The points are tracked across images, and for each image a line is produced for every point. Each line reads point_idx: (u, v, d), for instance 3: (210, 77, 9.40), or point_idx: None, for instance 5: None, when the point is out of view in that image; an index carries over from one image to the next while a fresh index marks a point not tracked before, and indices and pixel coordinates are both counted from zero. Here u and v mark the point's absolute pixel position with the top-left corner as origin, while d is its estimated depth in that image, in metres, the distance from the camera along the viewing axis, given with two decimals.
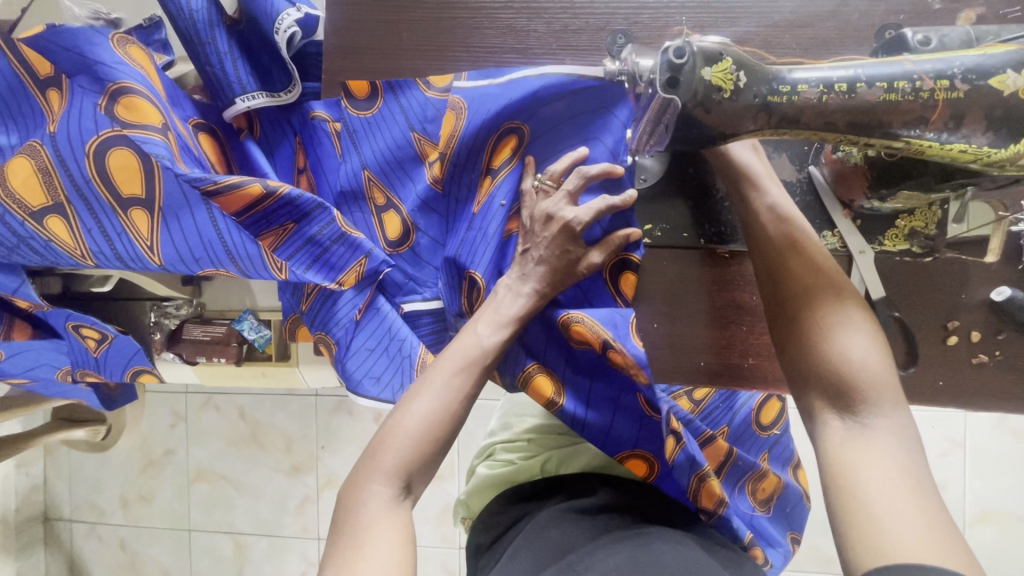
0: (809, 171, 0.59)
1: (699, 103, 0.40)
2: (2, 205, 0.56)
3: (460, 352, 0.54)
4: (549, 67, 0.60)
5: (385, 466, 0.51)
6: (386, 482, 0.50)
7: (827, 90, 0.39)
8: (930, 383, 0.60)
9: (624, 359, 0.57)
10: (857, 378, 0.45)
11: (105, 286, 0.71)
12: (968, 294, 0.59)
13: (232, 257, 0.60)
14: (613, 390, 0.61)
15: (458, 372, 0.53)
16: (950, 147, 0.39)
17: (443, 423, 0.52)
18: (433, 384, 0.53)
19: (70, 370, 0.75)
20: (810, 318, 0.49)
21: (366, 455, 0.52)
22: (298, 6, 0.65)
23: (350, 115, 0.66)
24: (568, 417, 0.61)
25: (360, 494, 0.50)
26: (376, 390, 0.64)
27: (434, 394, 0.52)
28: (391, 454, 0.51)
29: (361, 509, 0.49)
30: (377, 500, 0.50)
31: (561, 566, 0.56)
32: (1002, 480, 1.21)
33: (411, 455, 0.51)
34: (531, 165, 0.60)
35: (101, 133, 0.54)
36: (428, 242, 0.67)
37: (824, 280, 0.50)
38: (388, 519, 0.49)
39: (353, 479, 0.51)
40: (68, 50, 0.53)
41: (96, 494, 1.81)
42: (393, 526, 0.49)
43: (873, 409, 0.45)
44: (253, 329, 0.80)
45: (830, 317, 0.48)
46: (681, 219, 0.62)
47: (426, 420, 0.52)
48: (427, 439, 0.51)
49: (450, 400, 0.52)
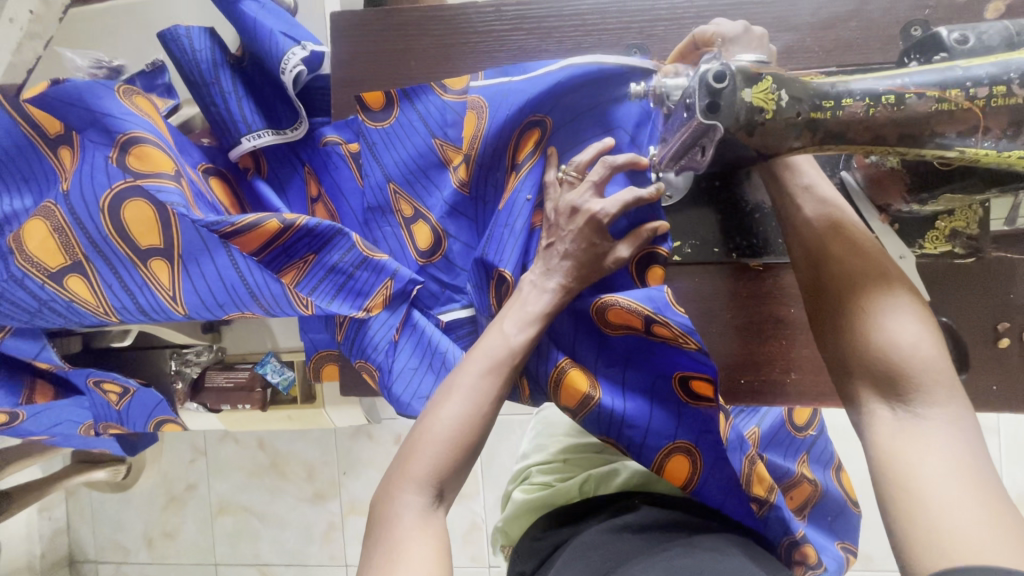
0: (840, 176, 0.58)
1: (742, 127, 0.38)
2: (20, 269, 0.53)
3: (487, 352, 0.53)
4: (574, 57, 0.57)
5: (417, 475, 0.49)
6: (419, 491, 0.48)
7: (874, 102, 0.38)
8: (984, 388, 0.57)
9: (671, 331, 0.54)
10: (910, 366, 0.40)
11: (126, 341, 0.70)
12: (1016, 294, 0.56)
13: (255, 296, 0.57)
14: (648, 377, 0.59)
15: (486, 373, 0.52)
16: (1008, 154, 0.37)
17: (476, 427, 0.50)
18: (463, 388, 0.51)
19: (93, 424, 0.74)
20: (853, 310, 0.44)
21: (397, 464, 0.50)
22: (303, 44, 0.64)
23: (366, 127, 0.63)
24: (606, 413, 0.58)
25: (391, 505, 0.48)
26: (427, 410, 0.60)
27: (465, 397, 0.51)
28: (422, 462, 0.49)
29: (394, 521, 0.47)
30: (409, 511, 0.47)
31: None
32: None
33: (443, 461, 0.49)
34: (554, 156, 0.58)
35: (115, 186, 0.51)
36: (460, 248, 0.64)
37: (861, 265, 0.45)
38: (419, 529, 0.47)
39: (382, 490, 0.49)
40: (72, 105, 0.51)
41: (121, 533, 1.80)
42: (425, 538, 0.46)
43: (930, 401, 0.40)
44: (276, 372, 0.76)
45: (876, 302, 0.43)
46: (710, 234, 0.60)
47: (458, 423, 0.50)
48: (458, 444, 0.49)
49: (481, 402, 0.51)
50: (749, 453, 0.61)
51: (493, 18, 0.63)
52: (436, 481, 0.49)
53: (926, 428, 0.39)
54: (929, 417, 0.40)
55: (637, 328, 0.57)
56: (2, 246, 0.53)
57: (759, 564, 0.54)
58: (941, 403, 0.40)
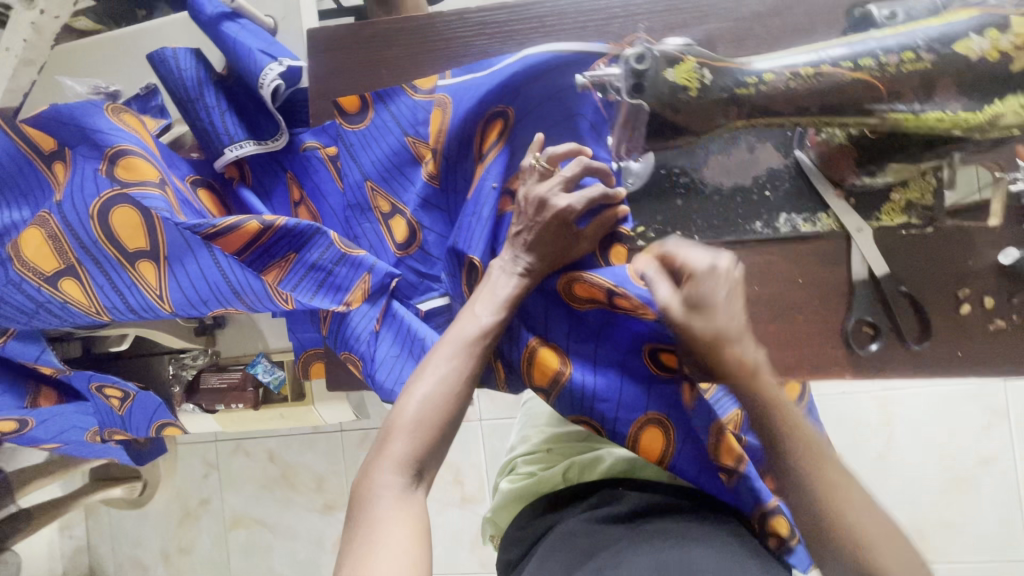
0: (795, 156, 0.60)
1: (666, 104, 0.40)
2: (19, 274, 0.57)
3: (461, 334, 0.56)
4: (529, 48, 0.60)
5: (394, 455, 0.51)
6: (397, 471, 0.50)
7: (793, 76, 0.40)
8: (949, 354, 0.57)
9: (631, 303, 0.57)
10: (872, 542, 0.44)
11: (122, 345, 0.73)
12: (974, 260, 0.57)
13: (238, 294, 0.60)
14: (619, 353, 0.61)
15: (455, 353, 0.55)
16: (925, 117, 0.39)
17: (448, 406, 0.53)
18: (437, 369, 0.54)
19: (99, 430, 0.78)
20: (811, 477, 0.48)
21: (374, 450, 0.52)
22: (280, 60, 0.67)
23: (344, 130, 0.68)
24: (578, 389, 0.60)
25: (369, 486, 0.49)
26: None
27: (438, 377, 0.54)
28: (398, 443, 0.51)
29: (373, 502, 0.48)
30: (386, 490, 0.49)
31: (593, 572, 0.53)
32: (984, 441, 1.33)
33: (418, 440, 0.52)
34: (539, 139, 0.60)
35: (104, 194, 0.55)
36: (435, 238, 0.67)
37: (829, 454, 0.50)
38: (398, 509, 0.48)
39: (360, 473, 0.51)
40: (67, 124, 0.55)
41: (139, 550, 1.84)
42: (402, 515, 0.48)
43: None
44: (268, 371, 0.78)
45: (834, 478, 0.47)
46: (672, 217, 0.62)
47: (432, 402, 0.53)
48: (432, 423, 0.52)
49: (453, 381, 0.54)
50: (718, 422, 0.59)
51: (457, 25, 0.66)
52: (413, 461, 0.51)
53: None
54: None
55: (602, 302, 0.60)
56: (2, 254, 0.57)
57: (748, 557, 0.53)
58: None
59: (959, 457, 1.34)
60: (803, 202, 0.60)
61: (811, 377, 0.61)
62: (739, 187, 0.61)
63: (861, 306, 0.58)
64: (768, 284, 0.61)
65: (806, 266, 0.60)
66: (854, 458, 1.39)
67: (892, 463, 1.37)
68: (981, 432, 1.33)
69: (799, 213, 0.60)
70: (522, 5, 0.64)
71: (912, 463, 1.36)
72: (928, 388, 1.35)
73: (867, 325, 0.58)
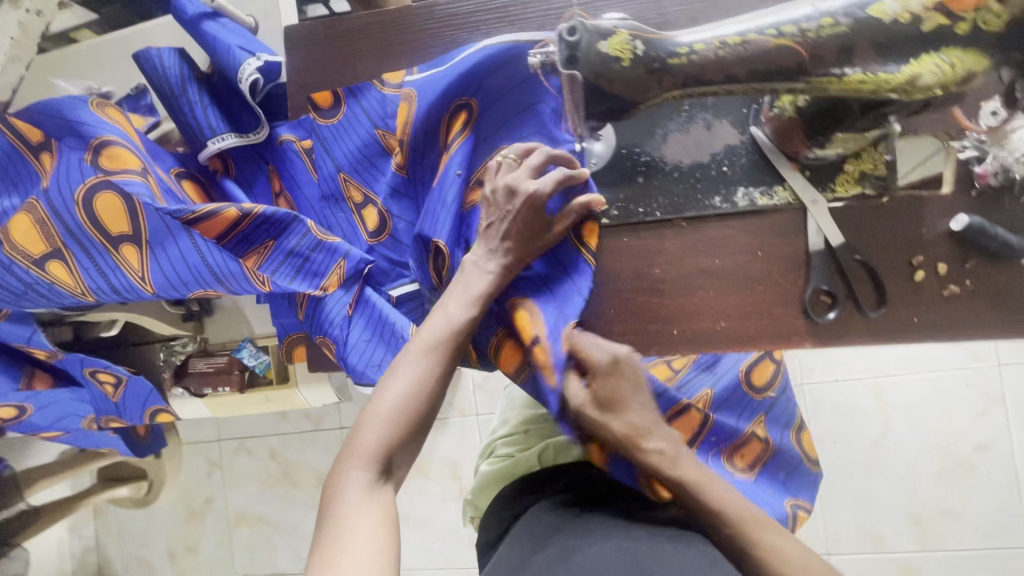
0: (751, 132, 0.62)
1: (598, 74, 0.42)
2: (8, 256, 0.60)
3: (431, 333, 0.58)
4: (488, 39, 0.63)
5: (363, 452, 0.53)
6: (366, 467, 0.53)
7: (722, 45, 0.42)
8: (905, 320, 0.59)
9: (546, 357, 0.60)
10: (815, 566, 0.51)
11: (112, 330, 0.79)
12: (927, 227, 0.58)
13: (218, 278, 0.63)
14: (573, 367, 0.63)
15: (427, 352, 0.57)
16: (848, 79, 0.41)
17: (418, 403, 0.56)
18: (408, 368, 0.56)
19: (95, 417, 0.81)
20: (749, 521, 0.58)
21: (345, 446, 0.55)
22: (258, 56, 0.70)
23: (319, 125, 0.71)
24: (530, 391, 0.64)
25: (339, 482, 0.52)
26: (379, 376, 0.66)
27: (409, 377, 0.56)
28: (367, 440, 0.54)
29: (343, 498, 0.51)
30: (355, 485, 0.52)
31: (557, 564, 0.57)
32: (982, 420, 1.31)
33: (388, 438, 0.54)
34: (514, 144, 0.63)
35: (87, 181, 0.58)
36: (404, 226, 0.70)
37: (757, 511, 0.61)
38: (366, 503, 0.51)
39: (331, 468, 0.53)
40: (54, 117, 0.58)
41: (147, 549, 1.87)
42: (370, 509, 0.51)
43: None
44: (253, 356, 0.81)
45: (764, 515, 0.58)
46: (634, 194, 0.64)
47: (401, 401, 0.55)
48: (401, 421, 0.55)
49: (423, 380, 0.56)
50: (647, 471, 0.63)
51: (427, 18, 0.67)
52: (382, 456, 0.54)
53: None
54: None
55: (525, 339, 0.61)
56: None
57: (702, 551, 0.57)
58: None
59: (955, 444, 1.32)
60: (760, 176, 0.62)
61: (771, 346, 0.62)
62: (698, 164, 0.63)
63: (819, 274, 0.60)
64: (729, 257, 0.62)
65: (765, 239, 0.62)
66: (848, 446, 1.38)
67: (886, 451, 1.36)
68: (976, 417, 1.31)
69: (757, 187, 0.62)
70: None
71: (907, 450, 1.35)
72: (922, 373, 1.34)
73: (824, 293, 0.60)
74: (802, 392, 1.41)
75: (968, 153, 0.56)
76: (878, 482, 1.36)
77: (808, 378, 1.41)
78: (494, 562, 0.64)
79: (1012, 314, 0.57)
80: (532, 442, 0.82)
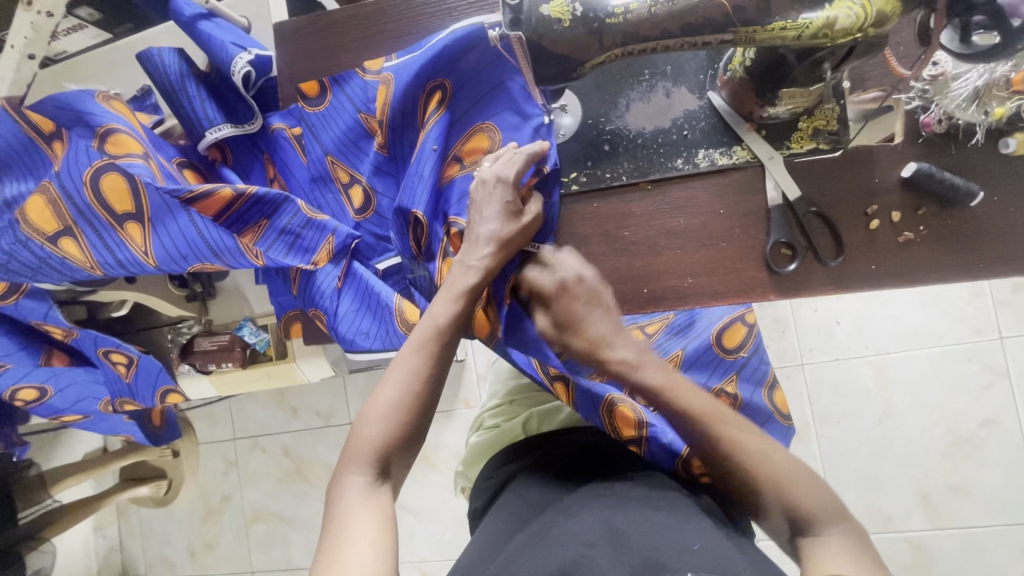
0: (709, 97, 0.65)
1: (540, 34, 0.47)
2: (25, 234, 0.65)
3: (419, 334, 0.62)
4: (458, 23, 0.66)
5: (360, 456, 0.57)
6: (362, 471, 0.57)
7: (654, 2, 0.46)
8: (863, 268, 0.61)
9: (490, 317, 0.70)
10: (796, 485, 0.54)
11: (122, 308, 0.87)
12: (880, 177, 0.61)
13: (216, 253, 0.68)
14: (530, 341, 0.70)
15: (416, 351, 0.61)
16: (772, 28, 0.45)
17: (409, 405, 0.59)
18: (398, 373, 0.60)
19: (110, 400, 0.86)
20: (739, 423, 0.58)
21: (345, 452, 0.58)
22: (249, 50, 0.76)
23: (307, 112, 0.75)
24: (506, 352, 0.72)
25: (339, 486, 0.56)
26: (368, 344, 0.71)
27: (398, 381, 0.60)
28: (363, 444, 0.57)
29: (344, 501, 0.55)
30: (354, 488, 0.56)
31: (537, 530, 0.61)
32: (992, 399, 1.26)
33: (383, 440, 0.57)
34: (492, 128, 0.68)
35: (95, 164, 0.64)
36: (388, 202, 0.75)
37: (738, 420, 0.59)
38: (365, 503, 0.55)
39: (334, 473, 0.57)
40: (65, 109, 0.64)
41: (166, 548, 1.89)
42: (367, 510, 0.54)
43: (821, 521, 0.54)
44: (253, 334, 0.88)
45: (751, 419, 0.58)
46: (601, 160, 0.67)
47: (393, 404, 0.59)
48: (393, 422, 0.58)
49: (412, 383, 0.59)
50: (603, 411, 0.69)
51: (402, 6, 0.70)
52: (378, 459, 0.57)
53: (819, 531, 0.53)
54: (822, 533, 0.53)
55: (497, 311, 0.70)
56: (10, 219, 0.65)
57: (672, 511, 0.60)
58: (832, 517, 0.54)
59: (961, 418, 1.27)
60: (719, 138, 0.64)
61: (737, 299, 0.64)
62: (660, 130, 0.66)
63: (778, 226, 0.62)
64: (692, 216, 0.65)
65: (726, 198, 0.64)
66: (852, 424, 1.32)
67: (889, 429, 1.30)
68: (982, 391, 1.27)
69: (716, 148, 0.64)
70: None
71: (910, 426, 1.30)
72: (922, 347, 1.30)
73: (784, 246, 0.63)
74: (802, 371, 1.35)
75: (913, 104, 0.59)
76: (886, 460, 1.30)
77: (808, 358, 1.35)
78: (481, 532, 0.68)
79: (963, 256, 0.60)
80: (517, 411, 0.89)
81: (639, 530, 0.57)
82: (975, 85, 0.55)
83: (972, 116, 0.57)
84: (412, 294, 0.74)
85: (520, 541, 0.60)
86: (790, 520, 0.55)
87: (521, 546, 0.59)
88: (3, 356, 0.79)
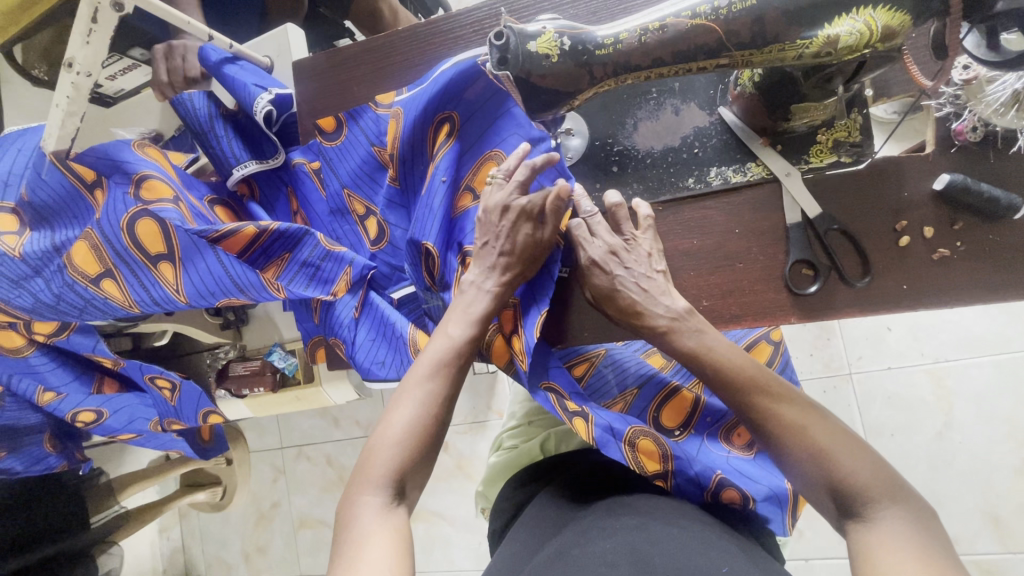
0: (720, 113, 0.62)
1: (530, 70, 0.49)
2: (71, 278, 0.71)
3: (433, 355, 0.62)
4: (463, 55, 0.67)
5: (374, 476, 0.56)
6: (378, 492, 0.56)
7: (645, 31, 0.46)
8: (895, 289, 0.58)
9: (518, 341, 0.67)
10: (847, 492, 0.50)
11: (165, 335, 0.94)
12: (910, 191, 0.57)
13: (240, 287, 0.71)
14: (550, 365, 0.68)
15: (430, 376, 0.60)
16: (769, 50, 0.44)
17: (422, 431, 0.58)
18: (411, 396, 0.60)
19: (159, 420, 0.92)
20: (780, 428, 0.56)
21: (357, 472, 0.58)
22: (269, 90, 0.79)
23: (324, 147, 0.77)
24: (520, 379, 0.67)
25: (353, 508, 0.55)
26: (385, 372, 0.73)
27: (411, 403, 0.59)
28: (376, 464, 0.57)
29: (358, 522, 0.54)
30: (369, 509, 0.55)
31: (554, 552, 0.59)
32: None
33: (398, 462, 0.57)
34: (500, 155, 0.67)
35: (131, 210, 0.68)
36: (401, 233, 0.76)
37: (781, 390, 0.55)
38: (380, 525, 0.54)
39: (346, 495, 0.56)
40: (106, 160, 0.69)
41: (224, 550, 2.00)
42: (383, 530, 0.53)
43: (871, 501, 0.49)
44: (282, 358, 0.94)
45: (797, 416, 0.53)
46: (611, 183, 0.66)
47: (409, 425, 0.59)
48: (408, 446, 0.58)
49: (427, 404, 0.59)
50: (625, 439, 0.64)
51: (410, 40, 0.73)
52: (394, 481, 0.57)
53: (869, 516, 0.49)
54: (874, 517, 0.49)
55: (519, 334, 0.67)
56: (58, 262, 0.71)
57: (699, 537, 0.57)
58: (880, 497, 0.49)
59: None
60: (732, 155, 0.61)
61: (757, 322, 0.61)
62: (669, 149, 0.64)
63: (798, 245, 0.59)
64: (707, 235, 0.63)
65: (742, 216, 0.62)
66: (909, 438, 1.22)
67: (952, 443, 1.20)
68: None
69: (728, 165, 0.62)
70: (463, 12, 0.69)
71: (975, 440, 1.19)
72: (987, 355, 1.19)
73: (805, 266, 0.59)
74: (849, 382, 1.27)
75: (945, 111, 0.55)
76: (948, 478, 1.20)
77: (856, 368, 1.26)
78: (498, 555, 0.67)
79: (1009, 272, 0.55)
80: (533, 432, 0.89)
81: (663, 550, 0.54)
82: (1014, 87, 0.50)
83: (1011, 122, 0.52)
84: (426, 323, 0.76)
85: (537, 563, 0.58)
86: (836, 502, 0.51)
87: (542, 565, 0.57)
88: (61, 385, 0.87)
